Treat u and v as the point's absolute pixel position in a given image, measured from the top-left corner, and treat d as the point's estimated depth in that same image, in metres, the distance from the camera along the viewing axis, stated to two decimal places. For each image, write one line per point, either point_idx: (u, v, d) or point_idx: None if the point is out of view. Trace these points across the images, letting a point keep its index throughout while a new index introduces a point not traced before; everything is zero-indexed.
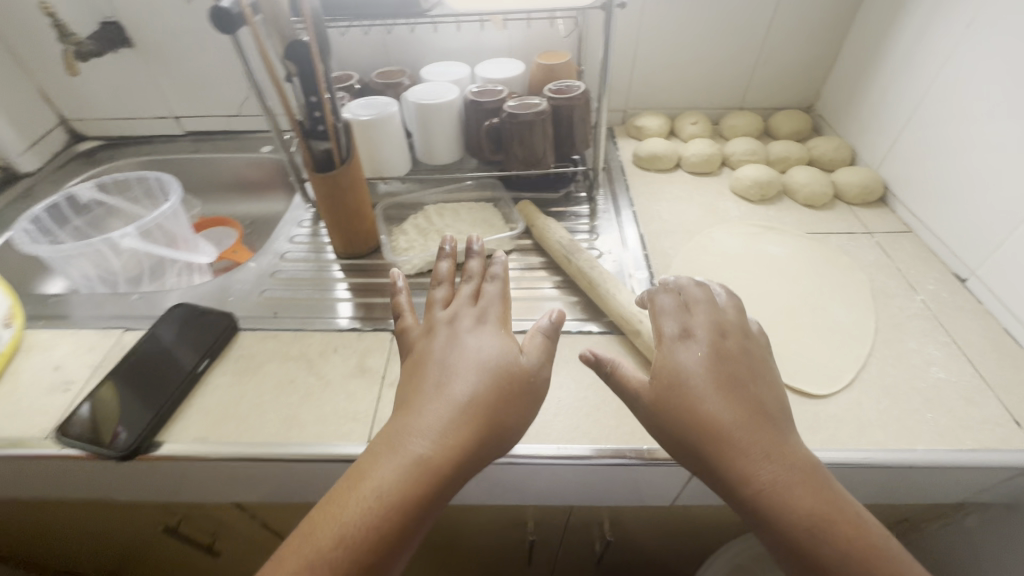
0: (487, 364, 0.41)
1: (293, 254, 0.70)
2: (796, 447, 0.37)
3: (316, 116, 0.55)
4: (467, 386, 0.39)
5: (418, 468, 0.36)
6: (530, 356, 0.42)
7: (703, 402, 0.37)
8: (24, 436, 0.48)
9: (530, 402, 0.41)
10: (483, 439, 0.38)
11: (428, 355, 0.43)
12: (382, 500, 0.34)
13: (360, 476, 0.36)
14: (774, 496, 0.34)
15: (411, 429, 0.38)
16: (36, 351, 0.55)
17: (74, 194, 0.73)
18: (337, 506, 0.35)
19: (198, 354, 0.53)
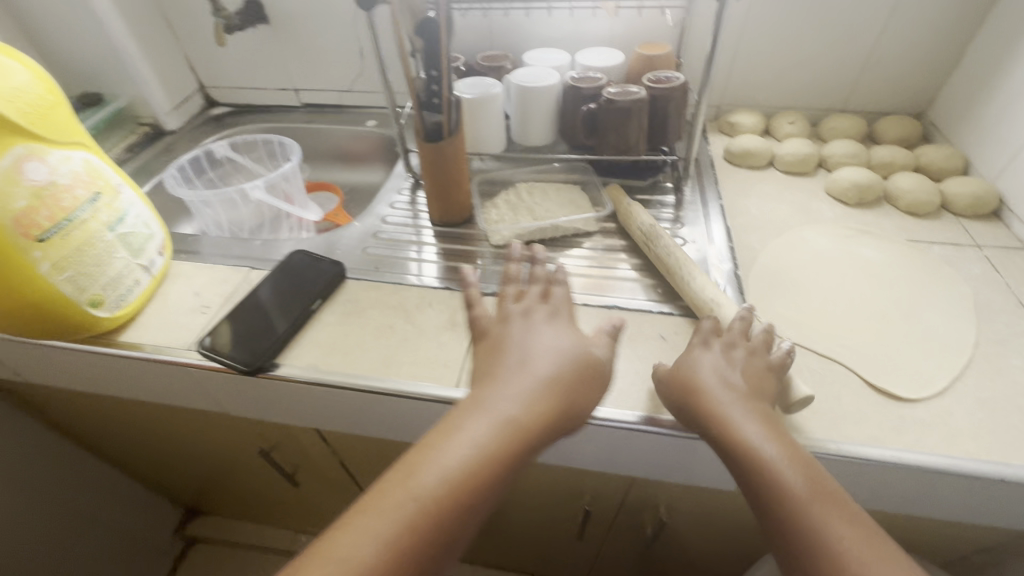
0: (569, 347, 0.47)
1: (392, 218, 0.76)
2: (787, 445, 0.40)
3: (433, 90, 0.60)
4: (548, 365, 0.44)
5: (508, 424, 0.40)
6: (569, 377, 0.44)
7: (712, 398, 0.43)
8: (172, 345, 0.56)
9: (598, 389, 0.46)
10: (559, 412, 0.43)
11: (508, 338, 0.48)
12: (479, 444, 0.39)
13: (454, 427, 0.40)
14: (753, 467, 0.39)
15: (501, 393, 0.42)
16: (180, 278, 0.64)
17: (211, 150, 0.83)
18: (437, 447, 0.39)
19: (313, 294, 0.60)
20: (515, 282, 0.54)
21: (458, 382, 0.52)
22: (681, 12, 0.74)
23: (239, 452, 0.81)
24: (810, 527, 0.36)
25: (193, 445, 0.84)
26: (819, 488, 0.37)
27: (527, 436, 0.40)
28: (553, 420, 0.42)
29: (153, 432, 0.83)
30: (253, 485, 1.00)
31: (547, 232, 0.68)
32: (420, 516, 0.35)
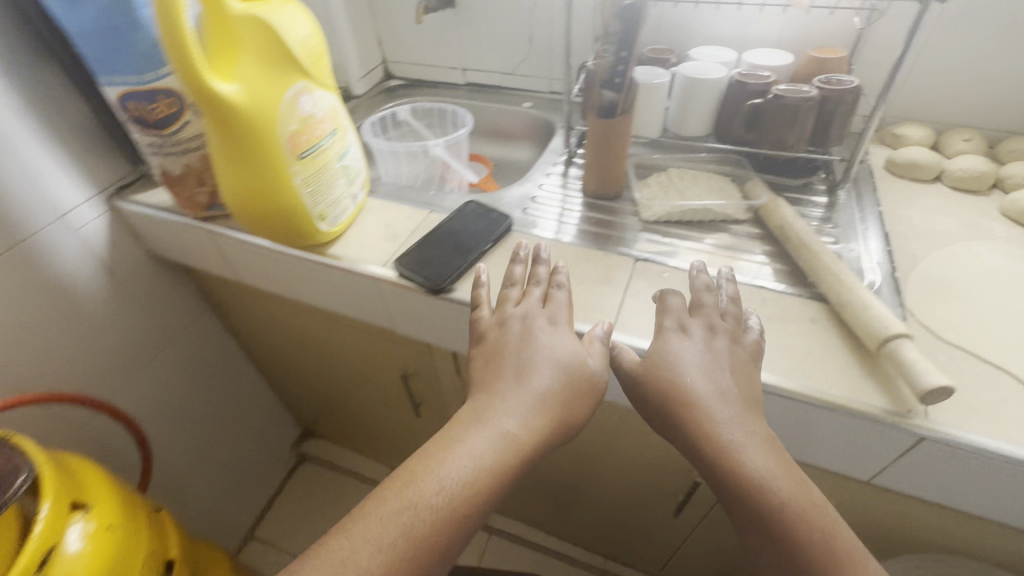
0: (569, 361, 0.49)
1: (547, 186, 0.83)
2: (767, 460, 0.42)
3: (618, 70, 0.66)
4: (544, 380, 0.47)
5: (507, 438, 0.44)
6: (562, 386, 0.48)
7: (684, 389, 0.47)
8: (370, 261, 0.67)
9: (590, 403, 0.49)
10: (552, 424, 0.46)
11: (505, 348, 0.51)
12: (475, 460, 0.43)
13: (453, 440, 0.44)
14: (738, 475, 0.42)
15: (498, 406, 0.46)
16: (373, 211, 0.76)
17: (395, 112, 0.96)
18: (436, 459, 0.43)
19: (485, 237, 0.68)
20: (519, 283, 0.58)
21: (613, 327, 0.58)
22: (862, 19, 0.75)
23: (381, 376, 0.93)
24: (778, 514, 0.39)
25: (343, 363, 0.98)
26: (780, 471, 0.42)
27: (522, 445, 0.44)
28: (546, 432, 0.46)
29: (314, 346, 0.98)
30: (375, 414, 1.13)
31: (698, 213, 0.72)
32: (418, 524, 0.40)
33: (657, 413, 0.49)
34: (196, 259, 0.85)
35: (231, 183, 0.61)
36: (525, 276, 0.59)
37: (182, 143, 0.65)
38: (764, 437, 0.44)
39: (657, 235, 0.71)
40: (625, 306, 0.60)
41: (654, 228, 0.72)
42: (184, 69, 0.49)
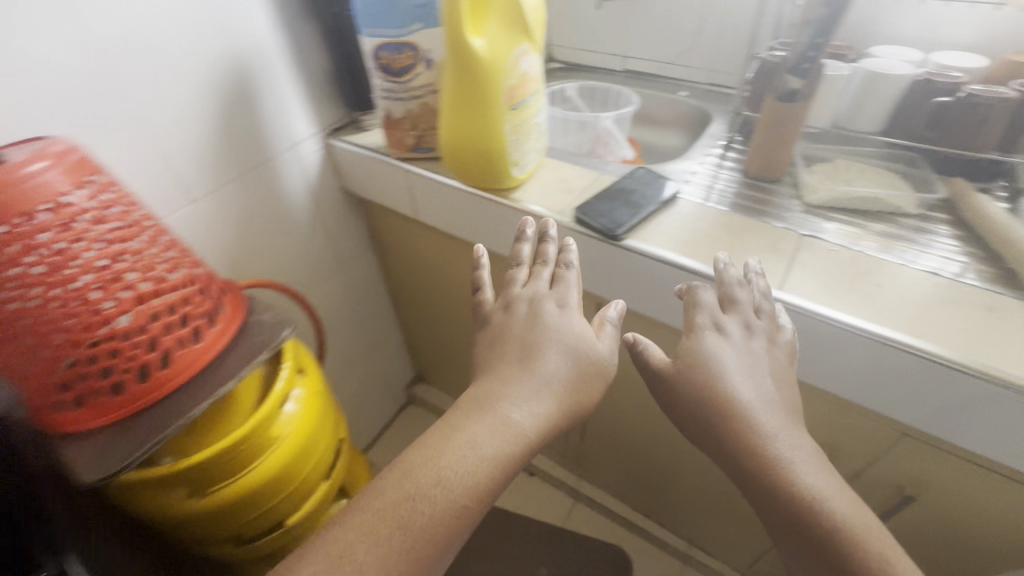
0: (577, 350, 0.50)
1: (707, 164, 0.89)
2: (810, 475, 0.43)
3: (810, 55, 0.71)
4: (554, 365, 0.49)
5: (513, 425, 0.45)
6: (574, 372, 0.49)
7: (710, 393, 0.47)
8: (550, 207, 0.76)
9: (601, 388, 0.51)
10: (563, 408, 0.48)
11: (511, 335, 0.52)
12: (479, 450, 0.44)
13: (456, 430, 0.45)
14: (782, 486, 0.42)
15: (502, 393, 0.47)
16: (548, 168, 0.85)
17: (564, 88, 1.06)
18: (439, 450, 0.44)
19: (656, 198, 0.75)
20: (526, 263, 0.60)
21: (782, 287, 0.63)
22: None
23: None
24: (827, 529, 0.40)
25: None
26: (815, 482, 0.42)
27: (531, 432, 0.46)
28: (554, 416, 0.47)
29: (463, 289, 1.09)
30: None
31: (867, 202, 0.74)
32: (424, 515, 0.41)
33: (690, 418, 0.48)
34: (383, 197, 0.99)
35: (448, 123, 0.74)
36: (532, 256, 0.60)
37: (411, 91, 0.78)
38: (798, 445, 0.45)
39: (820, 217, 0.74)
40: (792, 272, 0.65)
41: (816, 211, 0.75)
42: (451, 7, 0.62)
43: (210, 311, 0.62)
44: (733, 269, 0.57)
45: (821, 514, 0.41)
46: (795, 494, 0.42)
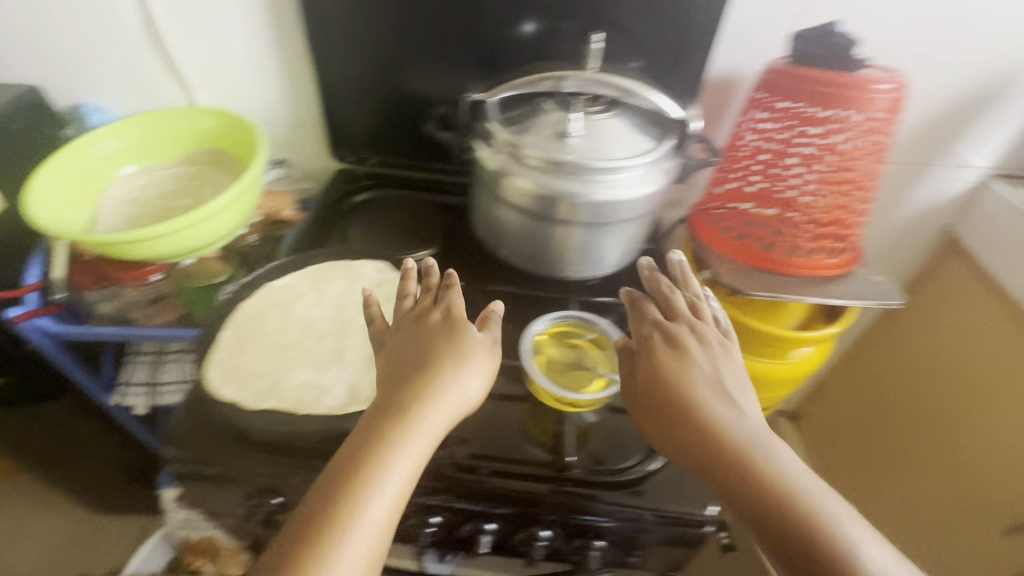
0: (472, 357, 0.48)
1: None
2: (773, 460, 0.40)
3: None
4: (438, 365, 0.46)
5: (416, 421, 0.43)
6: (459, 364, 0.47)
7: (667, 407, 0.46)
8: None
9: (486, 380, 0.48)
10: (454, 405, 0.46)
11: (404, 336, 0.50)
12: (381, 454, 0.41)
13: (370, 434, 0.42)
14: (741, 476, 0.40)
15: (400, 392, 0.45)
16: None
17: None
18: (353, 455, 0.41)
19: None
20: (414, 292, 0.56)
21: None
22: None
23: None
24: (812, 525, 0.37)
25: (980, 435, 0.92)
26: (784, 460, 0.41)
27: (436, 430, 0.44)
28: (451, 413, 0.45)
29: (966, 398, 0.95)
30: (906, 488, 1.06)
31: None
32: (356, 511, 0.38)
33: (653, 428, 0.47)
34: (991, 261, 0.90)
35: None
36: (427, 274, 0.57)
37: None
38: (769, 435, 0.42)
39: None
40: None
41: None
42: None
43: (851, 246, 0.71)
44: (659, 270, 0.59)
45: (785, 489, 0.39)
46: (750, 465, 0.40)
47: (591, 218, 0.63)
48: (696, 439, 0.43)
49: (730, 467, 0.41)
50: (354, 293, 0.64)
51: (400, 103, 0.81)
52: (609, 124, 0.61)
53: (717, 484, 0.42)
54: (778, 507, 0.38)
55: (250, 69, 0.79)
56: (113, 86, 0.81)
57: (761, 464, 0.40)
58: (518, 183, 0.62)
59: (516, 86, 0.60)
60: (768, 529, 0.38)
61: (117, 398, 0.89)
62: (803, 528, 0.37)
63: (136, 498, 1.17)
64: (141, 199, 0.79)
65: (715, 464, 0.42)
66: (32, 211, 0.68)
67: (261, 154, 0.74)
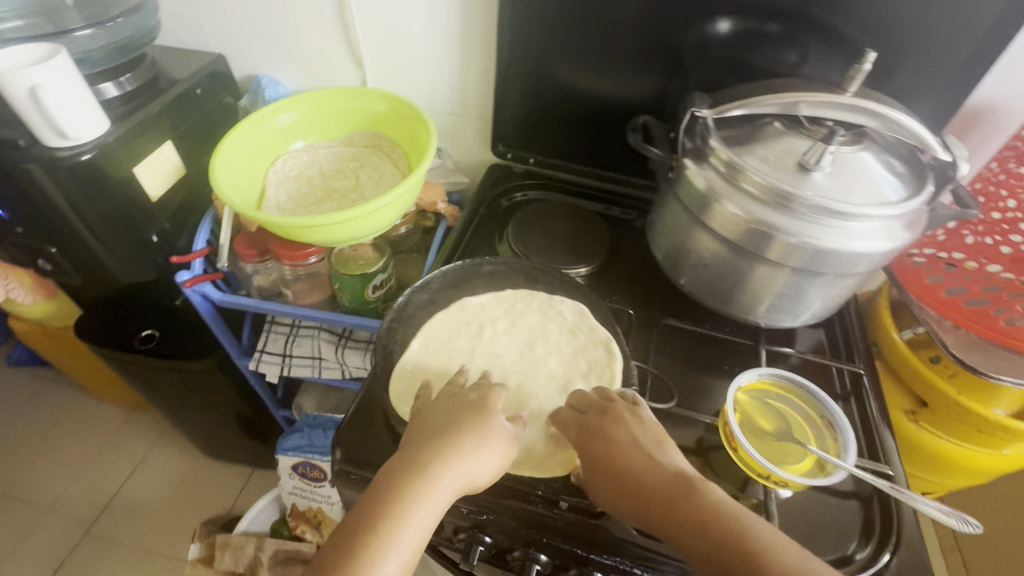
0: (496, 434, 0.46)
1: None
2: (759, 532, 0.38)
3: None
4: (452, 422, 0.46)
5: (431, 487, 0.41)
6: (476, 425, 0.46)
7: (624, 474, 0.45)
8: None
9: (505, 454, 0.46)
10: (469, 456, 0.44)
11: (439, 409, 0.48)
12: (404, 515, 0.39)
13: (383, 489, 0.41)
14: (729, 555, 0.38)
15: (424, 447, 0.44)
16: None
17: None
18: (370, 508, 0.40)
19: None
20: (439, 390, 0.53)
21: None
22: None
23: None
24: None
25: None
26: (722, 496, 0.41)
27: (453, 485, 0.42)
28: (468, 464, 0.43)
29: None
30: None
31: None
32: (375, 552, 0.37)
33: (627, 512, 0.44)
34: None
35: None
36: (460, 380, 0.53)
37: None
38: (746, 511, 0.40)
39: None
40: None
41: None
42: None
43: None
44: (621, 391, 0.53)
45: (737, 529, 0.38)
46: (712, 513, 0.40)
47: (804, 266, 0.54)
48: (674, 514, 0.41)
49: (684, 521, 0.40)
50: (547, 332, 0.63)
51: (580, 102, 0.75)
52: (850, 163, 0.51)
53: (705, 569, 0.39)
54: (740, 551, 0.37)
55: (428, 54, 0.76)
56: (291, 59, 0.81)
57: (709, 509, 0.40)
58: (726, 210, 0.54)
59: (751, 103, 0.52)
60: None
61: (253, 363, 0.89)
62: (763, 568, 0.36)
63: (245, 449, 1.23)
64: (305, 176, 0.79)
65: (671, 518, 0.41)
66: (217, 181, 0.68)
67: (433, 147, 0.70)
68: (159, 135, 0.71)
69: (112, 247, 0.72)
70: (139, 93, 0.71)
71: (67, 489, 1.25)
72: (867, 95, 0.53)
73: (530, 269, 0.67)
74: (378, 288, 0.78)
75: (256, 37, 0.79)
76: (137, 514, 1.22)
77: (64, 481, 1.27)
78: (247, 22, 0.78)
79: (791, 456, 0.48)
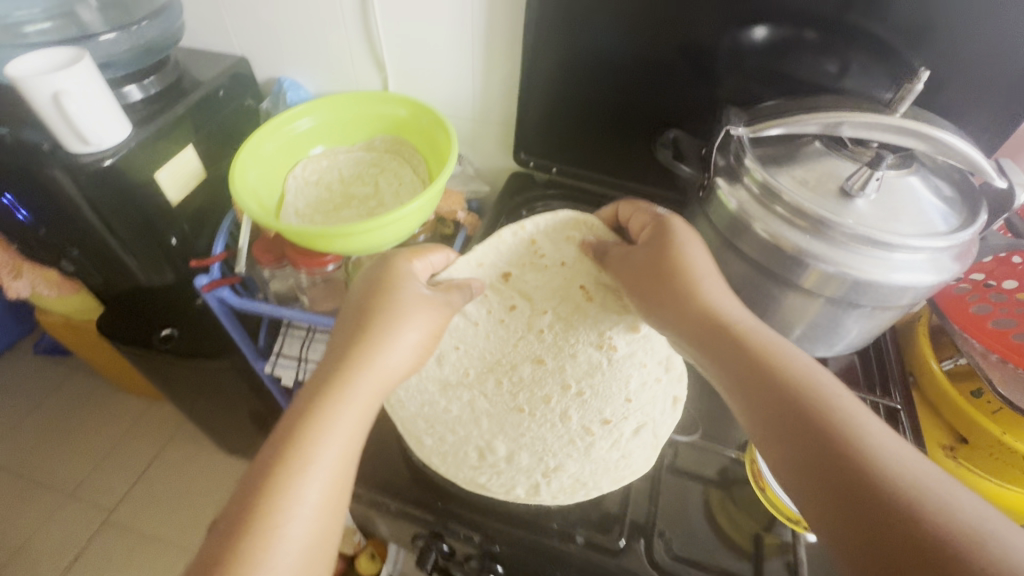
0: (412, 317, 0.47)
1: None
2: (805, 367, 0.39)
3: None
4: (372, 304, 0.47)
5: (353, 383, 0.41)
6: (393, 302, 0.47)
7: (685, 285, 0.47)
8: None
9: (422, 324, 0.47)
10: (385, 332, 0.44)
11: (354, 304, 0.47)
12: (329, 413, 0.39)
13: (312, 388, 0.41)
14: (770, 372, 0.39)
15: (344, 346, 0.44)
16: None
17: None
18: (303, 404, 0.39)
19: None
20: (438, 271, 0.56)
21: None
22: None
23: None
24: (848, 423, 0.35)
25: None
26: (784, 342, 0.42)
27: (376, 372, 0.43)
28: (387, 341, 0.44)
29: None
30: None
31: None
32: (304, 443, 0.37)
33: (678, 325, 0.46)
34: None
35: None
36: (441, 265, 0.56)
37: None
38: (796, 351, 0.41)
39: None
40: None
41: None
42: None
43: None
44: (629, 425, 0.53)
45: (792, 369, 0.39)
46: (764, 347, 0.41)
47: (839, 296, 0.51)
48: (726, 340, 0.42)
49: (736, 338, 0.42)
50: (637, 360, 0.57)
51: (606, 111, 0.73)
52: (894, 190, 0.48)
53: (742, 375, 0.40)
54: (789, 377, 0.38)
55: (452, 59, 0.74)
56: (314, 62, 0.80)
57: (760, 341, 0.41)
58: (756, 233, 0.52)
59: (792, 122, 0.49)
60: (775, 399, 0.38)
61: (269, 366, 0.89)
62: (805, 390, 0.37)
63: (259, 446, 1.24)
64: (324, 181, 0.78)
65: (721, 335, 0.43)
66: (236, 188, 0.68)
67: (455, 156, 0.69)
68: (180, 138, 0.71)
69: (132, 250, 0.72)
70: (162, 96, 0.71)
71: (87, 478, 1.28)
72: (917, 116, 0.50)
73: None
74: None
75: (279, 39, 0.78)
76: (153, 505, 1.24)
77: (85, 468, 1.29)
78: (270, 24, 0.77)
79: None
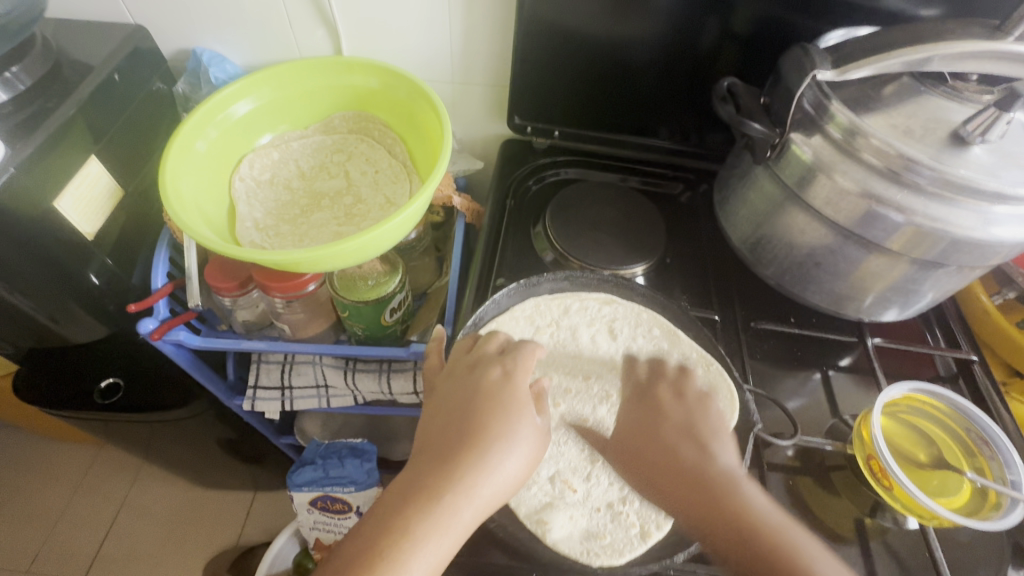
0: (519, 439, 0.39)
1: None
2: (780, 524, 0.36)
3: None
4: (478, 418, 0.39)
5: (450, 514, 0.36)
6: (501, 422, 0.39)
7: (658, 438, 0.43)
8: None
9: (524, 460, 0.40)
10: (487, 469, 0.37)
11: (457, 393, 0.41)
12: (419, 538, 0.34)
13: (398, 512, 0.35)
14: (745, 529, 0.35)
15: (447, 452, 0.38)
16: None
17: None
18: (382, 530, 0.35)
19: None
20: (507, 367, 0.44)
21: None
22: None
23: None
24: None
25: None
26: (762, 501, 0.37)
27: (472, 518, 0.36)
28: (490, 484, 0.37)
29: None
30: None
31: None
32: None
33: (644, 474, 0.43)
34: None
35: None
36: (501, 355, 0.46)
37: None
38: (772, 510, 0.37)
39: None
40: None
41: None
42: None
43: None
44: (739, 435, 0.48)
45: (766, 537, 0.35)
46: (745, 514, 0.36)
47: (929, 259, 0.44)
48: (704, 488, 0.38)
49: (709, 496, 0.38)
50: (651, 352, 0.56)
51: (617, 60, 0.61)
52: (1006, 133, 0.41)
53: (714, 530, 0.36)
54: (758, 549, 0.34)
55: (421, 10, 0.59)
56: (240, 27, 0.62)
57: (746, 500, 0.37)
58: (837, 187, 0.43)
59: (886, 60, 0.41)
60: None
61: (248, 404, 0.74)
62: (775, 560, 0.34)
63: (244, 479, 1.09)
64: (279, 179, 0.62)
65: (699, 507, 0.38)
66: (171, 200, 0.51)
67: (448, 135, 0.55)
68: (77, 152, 0.54)
69: (44, 310, 0.55)
70: (36, 92, 0.54)
71: (45, 549, 1.09)
72: None
73: (594, 280, 0.57)
74: (397, 310, 0.65)
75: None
76: (131, 564, 1.08)
77: (37, 537, 1.11)
78: None
79: (948, 485, 0.44)
